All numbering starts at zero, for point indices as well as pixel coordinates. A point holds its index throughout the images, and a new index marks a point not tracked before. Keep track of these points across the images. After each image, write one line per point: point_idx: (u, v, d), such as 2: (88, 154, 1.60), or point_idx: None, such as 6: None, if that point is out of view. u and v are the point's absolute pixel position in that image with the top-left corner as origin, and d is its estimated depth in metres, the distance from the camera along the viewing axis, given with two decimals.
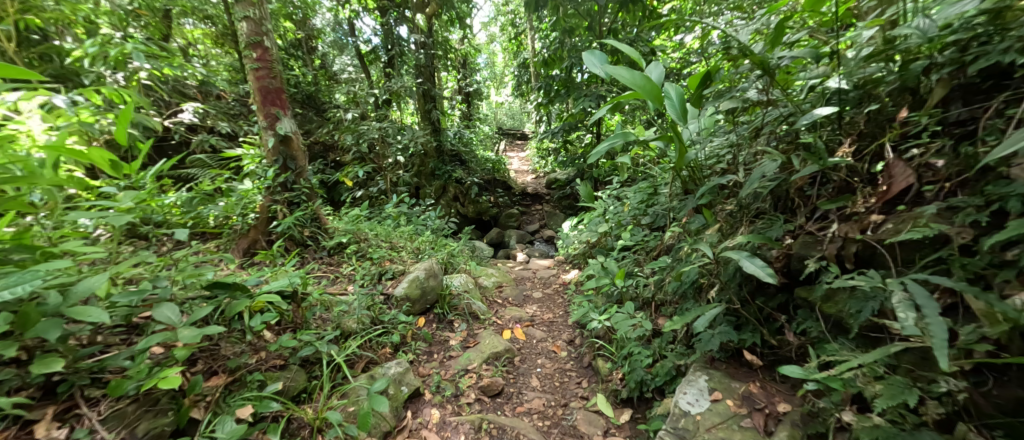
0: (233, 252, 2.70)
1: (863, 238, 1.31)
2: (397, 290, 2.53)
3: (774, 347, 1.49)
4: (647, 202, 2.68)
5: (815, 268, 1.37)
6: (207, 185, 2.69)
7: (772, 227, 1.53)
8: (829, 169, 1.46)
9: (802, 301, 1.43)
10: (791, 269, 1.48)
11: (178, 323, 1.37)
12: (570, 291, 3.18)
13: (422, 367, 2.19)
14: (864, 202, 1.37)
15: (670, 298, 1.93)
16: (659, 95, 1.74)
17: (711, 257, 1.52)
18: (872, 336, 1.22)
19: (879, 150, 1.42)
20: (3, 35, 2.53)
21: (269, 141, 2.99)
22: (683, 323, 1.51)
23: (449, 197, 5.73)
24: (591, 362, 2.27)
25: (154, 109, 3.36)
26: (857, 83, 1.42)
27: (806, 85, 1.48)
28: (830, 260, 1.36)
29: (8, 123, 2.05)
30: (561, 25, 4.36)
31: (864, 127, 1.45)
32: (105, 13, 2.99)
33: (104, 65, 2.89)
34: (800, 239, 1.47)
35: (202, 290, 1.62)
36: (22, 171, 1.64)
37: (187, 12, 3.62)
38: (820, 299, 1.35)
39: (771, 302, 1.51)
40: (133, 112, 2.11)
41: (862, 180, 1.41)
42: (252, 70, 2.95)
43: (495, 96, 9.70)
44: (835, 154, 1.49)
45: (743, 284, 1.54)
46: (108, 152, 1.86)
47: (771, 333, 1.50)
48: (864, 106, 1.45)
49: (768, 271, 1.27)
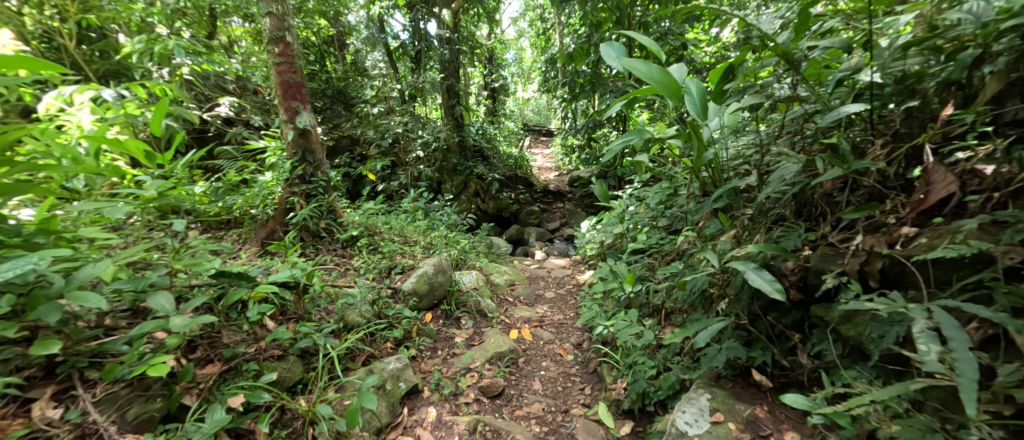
0: (252, 241, 2.73)
1: (890, 253, 1.17)
2: (405, 284, 2.52)
3: (785, 368, 1.35)
4: (666, 203, 2.58)
5: (834, 285, 1.24)
6: (233, 176, 2.78)
7: (789, 236, 1.40)
8: (858, 174, 1.32)
9: (819, 320, 1.30)
10: (808, 284, 1.35)
11: (172, 311, 1.28)
12: (583, 292, 3.10)
13: (424, 363, 2.16)
14: (895, 212, 1.23)
15: (678, 306, 1.80)
16: (677, 91, 1.70)
17: (718, 267, 1.40)
18: (894, 368, 1.10)
19: (917, 153, 1.27)
20: (66, 34, 2.81)
21: (288, 134, 3.01)
22: (685, 336, 1.40)
23: (470, 192, 5.69)
24: (596, 368, 2.20)
25: (193, 102, 3.52)
26: (893, 76, 1.27)
27: (833, 79, 1.33)
28: (851, 276, 1.21)
29: (62, 115, 2.36)
30: (588, 19, 4.24)
31: (901, 127, 1.29)
32: (155, 13, 3.16)
33: (150, 61, 3.06)
34: (820, 250, 1.33)
35: (208, 277, 1.60)
36: (67, 161, 1.79)
37: (230, 12, 3.70)
38: (836, 320, 1.22)
39: (784, 319, 1.37)
40: (166, 104, 2.28)
41: (894, 187, 1.28)
42: (274, 65, 2.97)
43: (521, 92, 9.63)
44: (866, 156, 1.35)
45: (754, 298, 1.42)
46: (143, 144, 2.06)
47: (783, 353, 1.37)
48: (902, 102, 1.30)
49: (776, 286, 1.15)
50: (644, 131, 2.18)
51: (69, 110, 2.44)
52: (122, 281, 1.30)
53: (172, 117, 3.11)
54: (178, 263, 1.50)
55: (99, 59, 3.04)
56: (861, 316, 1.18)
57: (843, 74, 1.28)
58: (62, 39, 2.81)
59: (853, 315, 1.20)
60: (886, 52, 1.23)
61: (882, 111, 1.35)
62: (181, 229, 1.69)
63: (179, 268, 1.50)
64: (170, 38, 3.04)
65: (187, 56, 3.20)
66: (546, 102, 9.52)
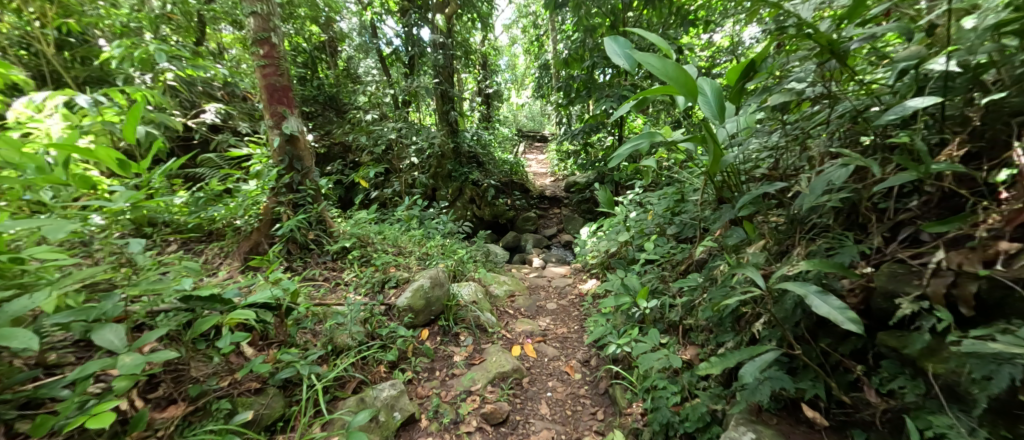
0: (234, 256, 2.54)
1: (989, 274, 0.97)
2: (399, 299, 2.35)
3: (846, 406, 1.15)
4: (674, 209, 2.45)
5: (913, 311, 1.05)
6: (215, 184, 2.65)
7: (843, 251, 1.21)
8: (928, 178, 1.16)
9: (886, 349, 1.11)
10: (873, 306, 1.16)
11: (121, 348, 1.08)
12: (587, 304, 2.95)
13: (421, 387, 1.98)
14: (986, 223, 1.02)
15: (702, 324, 1.64)
16: (693, 89, 1.62)
17: (763, 289, 1.21)
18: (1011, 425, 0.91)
19: (1001, 155, 1.11)
20: (44, 39, 2.64)
21: (274, 141, 2.82)
22: (721, 365, 1.23)
23: (466, 199, 5.53)
24: (607, 389, 2.04)
25: (177, 108, 3.34)
26: (966, 64, 1.12)
27: (895, 69, 1.19)
28: (936, 301, 1.03)
29: (29, 121, 2.17)
30: (583, 24, 4.12)
31: (978, 123, 1.14)
32: (139, 18, 3.01)
33: (132, 67, 2.89)
34: (889, 267, 1.14)
35: (177, 300, 1.43)
36: (33, 172, 1.63)
37: (219, 17, 3.56)
38: (919, 353, 1.03)
39: (842, 346, 1.17)
40: (142, 108, 2.12)
41: (977, 192, 1.11)
42: (258, 68, 2.78)
43: (514, 97, 9.48)
44: (937, 157, 1.20)
45: (801, 321, 1.22)
46: (115, 151, 1.95)
47: (843, 387, 1.16)
48: (979, 93, 1.14)
49: (849, 316, 0.99)
50: (655, 133, 2.03)
51: (39, 116, 2.26)
52: (61, 314, 1.10)
53: (154, 124, 2.92)
54: (137, 287, 1.29)
55: (80, 65, 2.87)
56: (950, 349, 0.99)
57: (906, 64, 1.16)
58: (39, 44, 2.64)
59: (938, 347, 1.01)
60: (971, 34, 1.09)
61: (949, 106, 1.19)
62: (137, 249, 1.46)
63: (138, 293, 1.29)
64: (153, 42, 2.90)
65: (171, 61, 3.04)
66: (541, 108, 9.39)
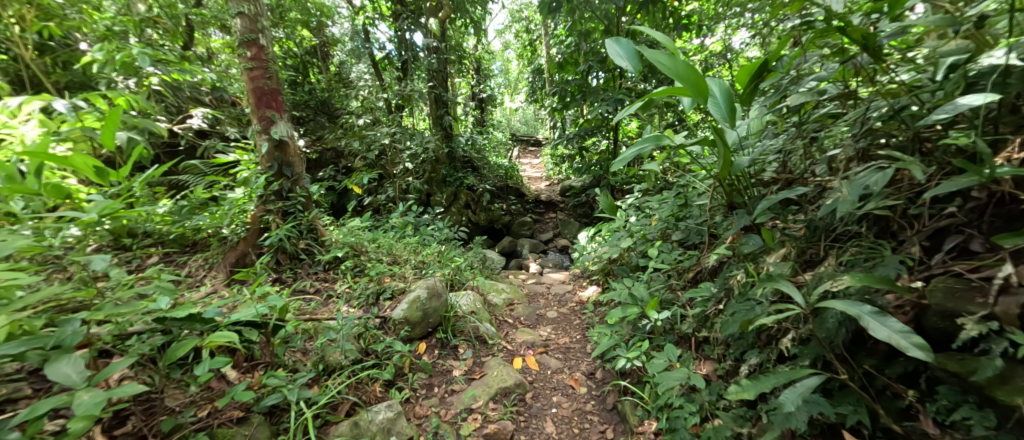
0: (219, 267, 2.41)
1: None
2: (395, 312, 2.23)
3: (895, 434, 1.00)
4: (680, 214, 2.37)
5: (978, 334, 0.91)
6: (199, 192, 2.52)
7: (885, 263, 1.12)
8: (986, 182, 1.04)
9: (943, 373, 0.97)
10: (928, 326, 1.02)
11: (79, 383, 0.97)
12: (589, 312, 2.85)
13: (419, 406, 1.86)
14: None
15: (719, 338, 1.54)
16: (703, 90, 1.54)
17: (802, 307, 1.10)
18: None
19: None
20: (21, 42, 2.52)
21: (263, 147, 2.70)
22: (749, 388, 1.12)
23: (461, 204, 5.43)
24: (616, 405, 1.93)
25: (162, 113, 3.21)
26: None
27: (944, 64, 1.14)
28: (1007, 322, 0.89)
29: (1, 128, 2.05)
30: (576, 29, 4.05)
31: None
32: (123, 22, 2.89)
33: (115, 72, 2.77)
34: (944, 282, 1.01)
35: (150, 321, 1.31)
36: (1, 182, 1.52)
37: (207, 21, 3.45)
38: (990, 381, 0.88)
39: (890, 369, 1.03)
40: (121, 113, 2.00)
41: None
42: (245, 70, 2.66)
43: (507, 102, 9.40)
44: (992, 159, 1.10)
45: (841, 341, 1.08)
46: (92, 158, 1.83)
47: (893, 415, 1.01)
48: None
49: (915, 341, 0.89)
50: (661, 136, 1.92)
51: (13, 122, 2.13)
52: (12, 343, 0.98)
53: (138, 130, 2.79)
54: (101, 312, 1.17)
55: (62, 70, 2.75)
56: None
57: (957, 58, 1.12)
58: (16, 47, 2.51)
59: (1012, 375, 0.86)
60: None
61: (995, 106, 1.11)
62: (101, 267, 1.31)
63: (101, 318, 1.17)
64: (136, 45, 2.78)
65: (156, 65, 2.92)
66: (534, 112, 9.34)
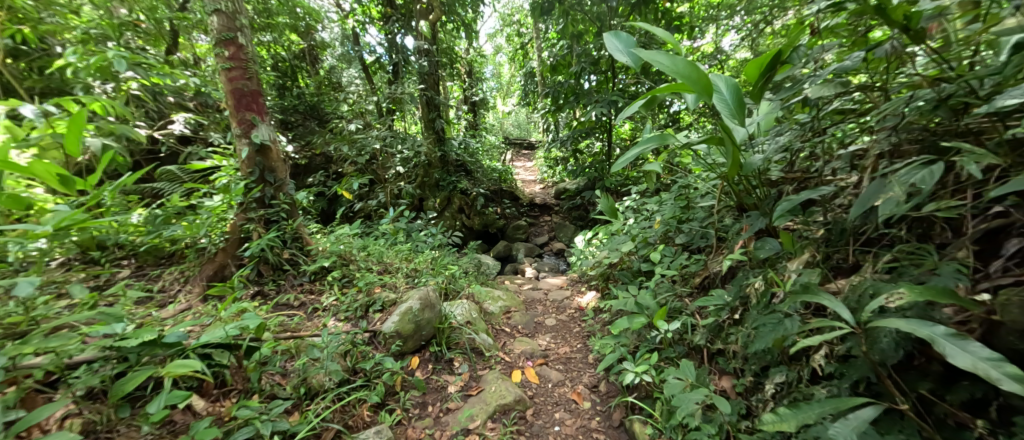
0: (195, 280, 2.25)
1: None
2: (385, 324, 2.09)
3: None
4: (682, 216, 2.25)
5: None
6: (177, 200, 2.34)
7: (939, 274, 1.00)
8: None
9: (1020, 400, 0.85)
10: (996, 345, 0.90)
11: None
12: (589, 320, 2.71)
13: (411, 428, 1.72)
14: None
15: (738, 351, 1.41)
16: (707, 87, 1.42)
17: (854, 326, 0.97)
18: None
19: None
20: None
21: (243, 151, 2.53)
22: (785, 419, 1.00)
23: (454, 208, 5.28)
24: (623, 421, 1.81)
25: (142, 119, 3.00)
26: None
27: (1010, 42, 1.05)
28: None
29: None
30: (569, 31, 3.93)
31: None
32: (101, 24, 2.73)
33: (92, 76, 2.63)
34: (1017, 294, 0.89)
35: (104, 348, 1.19)
36: None
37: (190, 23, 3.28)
38: None
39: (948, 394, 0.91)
40: (86, 116, 1.83)
41: None
42: (223, 71, 2.51)
43: (500, 105, 9.26)
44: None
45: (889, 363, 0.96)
46: (54, 165, 1.68)
47: None
48: None
49: (1007, 371, 0.77)
50: (664, 135, 1.79)
51: None
52: None
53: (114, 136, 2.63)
54: (27, 344, 1.06)
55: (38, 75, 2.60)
56: None
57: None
58: None
59: None
60: None
61: None
62: (25, 293, 1.12)
63: (27, 351, 1.05)
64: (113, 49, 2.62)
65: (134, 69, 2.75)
66: (527, 116, 9.22)
